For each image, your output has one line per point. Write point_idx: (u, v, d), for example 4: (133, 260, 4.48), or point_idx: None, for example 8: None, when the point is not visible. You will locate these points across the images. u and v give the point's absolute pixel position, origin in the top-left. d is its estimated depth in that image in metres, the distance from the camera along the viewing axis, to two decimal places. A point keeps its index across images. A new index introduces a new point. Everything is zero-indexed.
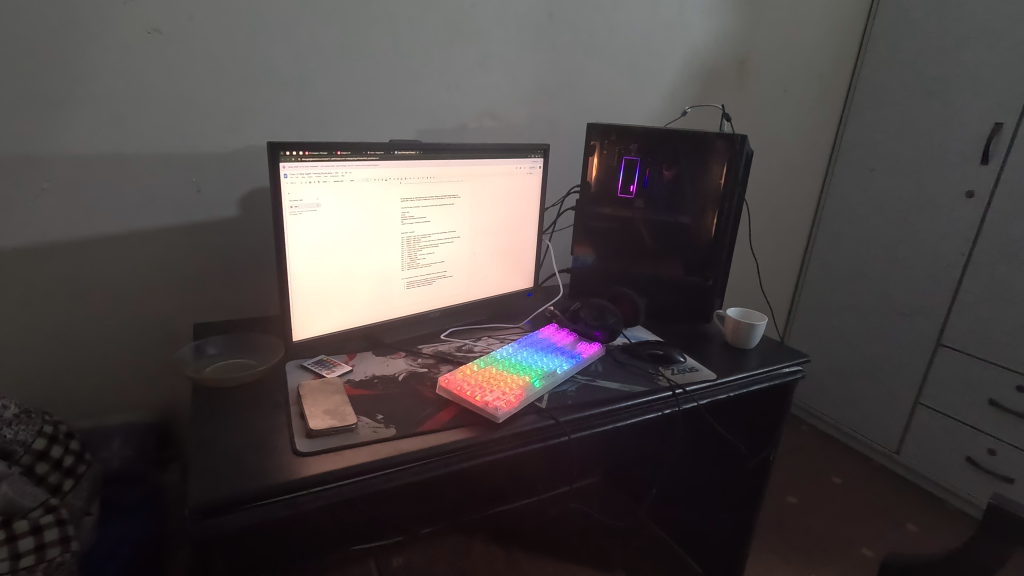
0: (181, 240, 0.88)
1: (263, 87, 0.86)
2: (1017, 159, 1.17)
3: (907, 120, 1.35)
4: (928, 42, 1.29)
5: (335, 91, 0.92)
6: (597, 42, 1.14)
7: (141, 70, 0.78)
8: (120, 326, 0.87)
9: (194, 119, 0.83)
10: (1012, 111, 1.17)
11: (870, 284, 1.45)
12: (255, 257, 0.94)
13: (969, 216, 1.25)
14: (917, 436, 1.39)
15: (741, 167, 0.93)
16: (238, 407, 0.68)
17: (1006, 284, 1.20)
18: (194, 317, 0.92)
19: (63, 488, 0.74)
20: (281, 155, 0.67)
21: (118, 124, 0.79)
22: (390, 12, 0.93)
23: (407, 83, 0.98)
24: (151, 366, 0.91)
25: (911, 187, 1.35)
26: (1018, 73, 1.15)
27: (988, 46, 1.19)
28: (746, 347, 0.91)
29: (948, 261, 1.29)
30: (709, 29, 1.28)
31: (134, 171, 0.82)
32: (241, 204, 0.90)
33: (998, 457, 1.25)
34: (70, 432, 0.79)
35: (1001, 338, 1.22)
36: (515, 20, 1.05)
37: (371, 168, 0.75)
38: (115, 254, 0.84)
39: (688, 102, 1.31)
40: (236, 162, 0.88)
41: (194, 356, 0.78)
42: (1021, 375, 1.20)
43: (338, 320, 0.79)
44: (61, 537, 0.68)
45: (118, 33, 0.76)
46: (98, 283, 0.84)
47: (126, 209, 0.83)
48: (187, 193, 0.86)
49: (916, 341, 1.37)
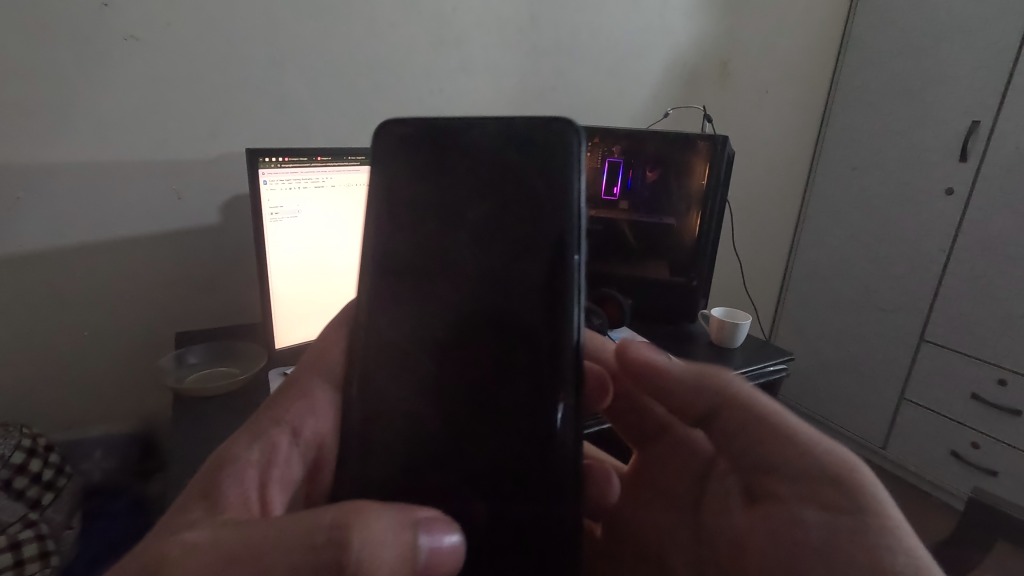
0: (161, 249, 0.87)
1: (243, 92, 0.86)
2: (994, 156, 1.19)
3: (886, 119, 1.36)
4: (907, 42, 1.31)
5: (316, 95, 0.92)
6: (580, 44, 1.14)
7: (118, 76, 0.77)
8: (100, 336, 0.86)
9: (173, 126, 0.82)
10: (988, 109, 1.19)
11: (856, 281, 1.46)
12: (236, 263, 0.93)
13: (949, 213, 1.27)
14: (902, 430, 1.41)
15: (722, 166, 0.93)
16: (219, 416, 0.68)
17: (986, 279, 1.22)
18: (176, 325, 0.91)
19: (42, 501, 0.72)
20: (260, 161, 0.67)
21: (93, 131, 0.78)
22: (369, 16, 0.93)
23: (389, 87, 0.98)
24: (132, 375, 0.90)
25: (892, 184, 1.37)
26: (994, 71, 1.17)
27: (965, 45, 1.21)
28: (731, 346, 0.92)
29: (930, 258, 1.31)
30: (691, 30, 1.28)
31: (111, 178, 0.81)
32: (222, 211, 0.89)
33: (982, 450, 1.26)
34: (49, 445, 0.78)
35: (983, 333, 1.24)
36: (497, 23, 1.05)
37: (352, 174, 0.74)
38: (94, 263, 0.83)
39: (671, 103, 1.32)
40: (217, 168, 0.87)
41: (174, 366, 0.77)
42: (1001, 369, 1.21)
43: (322, 326, 0.79)
44: (41, 553, 0.67)
45: (92, 38, 0.75)
46: (77, 292, 0.83)
47: (104, 217, 0.82)
48: (166, 200, 0.85)
49: (900, 337, 1.38)
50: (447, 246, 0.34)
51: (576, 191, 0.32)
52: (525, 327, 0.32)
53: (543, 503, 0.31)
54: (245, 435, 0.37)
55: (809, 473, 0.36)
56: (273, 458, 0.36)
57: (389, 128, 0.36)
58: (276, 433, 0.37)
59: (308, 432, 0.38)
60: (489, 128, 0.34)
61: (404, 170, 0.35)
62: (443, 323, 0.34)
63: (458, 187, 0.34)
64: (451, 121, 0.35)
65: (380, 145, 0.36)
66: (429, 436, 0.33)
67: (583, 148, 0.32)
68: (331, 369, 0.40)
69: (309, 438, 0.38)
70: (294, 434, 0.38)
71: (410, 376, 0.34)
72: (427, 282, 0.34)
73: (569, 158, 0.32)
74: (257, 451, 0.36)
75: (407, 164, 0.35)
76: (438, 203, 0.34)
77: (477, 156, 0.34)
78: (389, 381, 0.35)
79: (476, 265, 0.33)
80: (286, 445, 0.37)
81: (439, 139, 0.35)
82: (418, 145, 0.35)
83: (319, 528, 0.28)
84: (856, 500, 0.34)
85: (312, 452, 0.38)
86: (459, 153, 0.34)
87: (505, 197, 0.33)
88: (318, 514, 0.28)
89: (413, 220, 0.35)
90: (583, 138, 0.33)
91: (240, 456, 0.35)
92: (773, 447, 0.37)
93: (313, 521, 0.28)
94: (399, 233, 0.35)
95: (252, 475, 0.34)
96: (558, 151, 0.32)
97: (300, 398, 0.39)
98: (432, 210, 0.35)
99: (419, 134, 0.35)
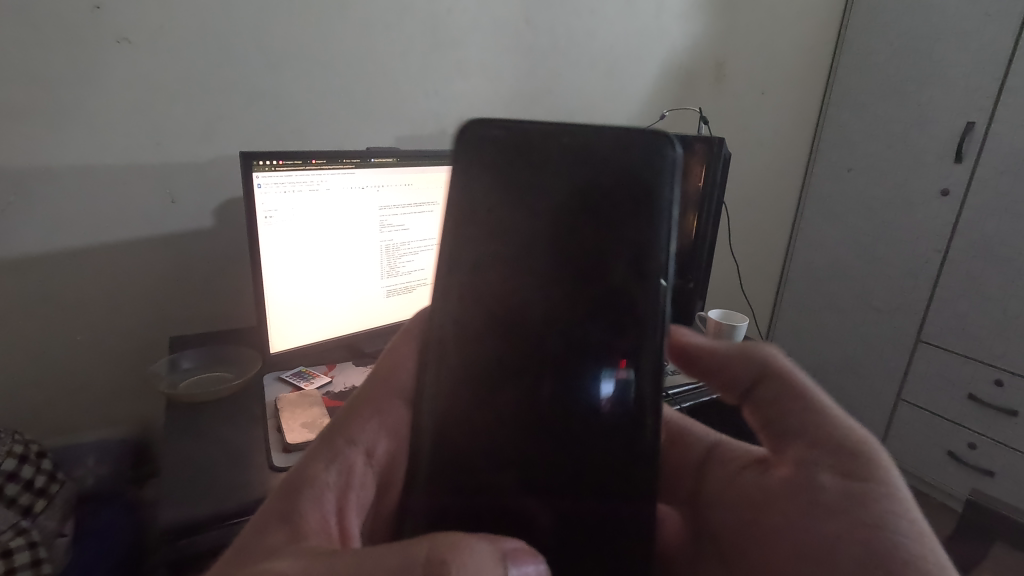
0: (155, 253, 0.86)
1: (237, 95, 0.85)
2: (989, 157, 1.19)
3: (882, 121, 1.37)
4: (902, 43, 1.31)
5: (310, 98, 0.91)
6: (576, 46, 1.14)
7: (111, 79, 0.77)
8: (94, 341, 0.85)
9: (166, 129, 0.82)
10: (983, 110, 1.19)
11: (853, 282, 1.47)
12: (231, 267, 0.92)
13: (944, 214, 1.27)
14: (899, 431, 1.41)
15: (719, 169, 0.93)
16: (214, 421, 0.67)
17: (981, 280, 1.22)
18: (169, 330, 0.90)
19: (35, 508, 0.71)
20: (254, 165, 0.66)
21: (86, 135, 0.77)
22: (364, 18, 0.92)
23: (383, 89, 0.98)
24: (125, 381, 0.89)
25: (887, 186, 1.37)
26: (988, 72, 1.17)
27: (959, 46, 1.21)
28: None
29: (926, 259, 1.31)
30: (687, 32, 1.28)
31: (104, 182, 0.80)
32: (216, 214, 0.89)
33: (979, 451, 1.26)
34: (42, 452, 0.77)
35: (979, 333, 1.24)
36: (492, 25, 1.04)
37: (348, 176, 0.74)
38: (87, 268, 0.82)
39: (667, 105, 1.32)
40: (210, 172, 0.87)
41: (168, 371, 0.76)
42: (997, 369, 1.21)
43: (316, 330, 0.78)
44: (32, 560, 0.66)
45: (85, 40, 0.74)
46: (71, 297, 0.82)
47: (96, 222, 0.81)
48: (160, 203, 0.84)
49: (897, 338, 1.39)
50: (539, 246, 0.35)
51: (672, 203, 0.34)
52: (613, 331, 0.34)
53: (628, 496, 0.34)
54: (319, 456, 0.35)
55: (828, 449, 0.35)
56: (348, 482, 0.35)
57: (479, 126, 0.35)
58: (351, 455, 0.36)
59: (381, 452, 0.37)
60: (588, 136, 0.34)
61: (496, 168, 0.35)
62: (529, 332, 0.35)
63: (553, 189, 0.35)
64: (550, 128, 0.35)
65: (468, 143, 0.35)
66: (514, 448, 0.34)
67: (680, 162, 0.34)
68: (404, 386, 0.38)
69: (382, 458, 0.37)
70: (368, 455, 0.37)
71: (495, 387, 0.35)
72: (511, 295, 0.35)
73: (667, 171, 0.34)
74: (332, 474, 0.35)
75: (500, 162, 0.35)
76: (528, 204, 0.35)
77: (575, 162, 0.35)
78: (475, 393, 0.35)
79: (569, 268, 0.34)
80: (360, 467, 0.36)
81: (536, 143, 0.35)
82: (514, 147, 0.35)
83: (417, 561, 0.27)
84: (878, 475, 0.34)
85: (385, 471, 0.37)
86: (554, 156, 0.35)
87: (603, 203, 0.34)
88: (414, 547, 0.28)
89: (502, 222, 0.35)
90: (680, 152, 0.34)
91: (314, 481, 0.34)
92: (801, 418, 0.36)
93: (410, 552, 0.28)
94: (488, 239, 0.35)
95: (328, 501, 0.34)
96: (656, 162, 0.34)
97: (372, 418, 0.37)
98: (521, 214, 0.35)
99: (513, 137, 0.35)
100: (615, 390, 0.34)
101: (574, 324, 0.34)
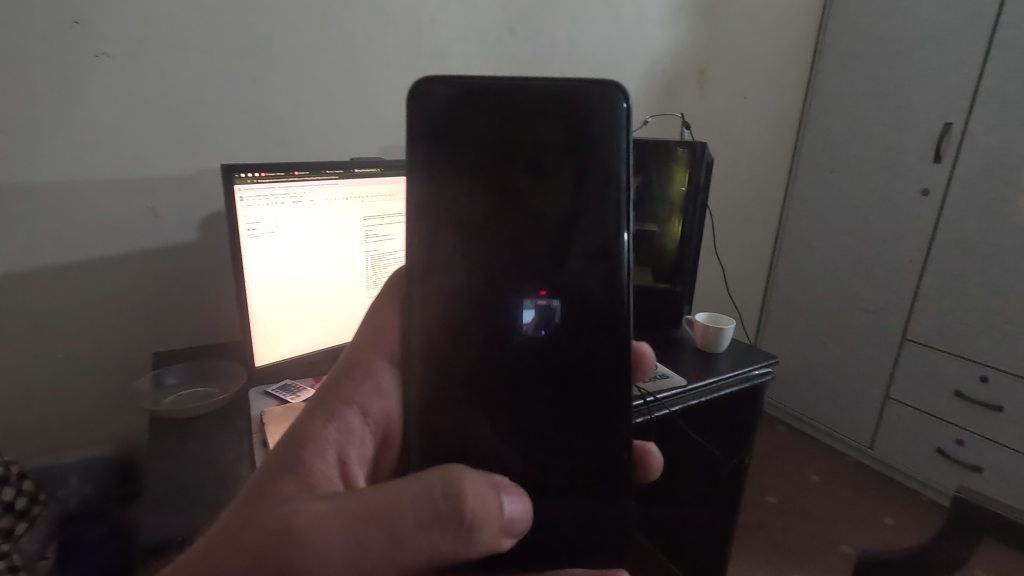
0: (137, 268, 0.85)
1: (219, 108, 0.85)
2: (967, 157, 1.21)
3: (862, 123, 1.40)
4: (879, 48, 1.34)
5: (293, 110, 0.91)
6: (559, 55, 1.15)
7: (88, 93, 0.76)
8: (74, 359, 0.84)
9: (148, 144, 0.81)
10: (959, 111, 1.21)
11: (838, 282, 1.48)
12: (214, 282, 0.91)
13: (926, 214, 1.29)
14: (888, 428, 1.42)
15: (701, 174, 0.93)
16: (197, 436, 0.67)
17: (963, 277, 1.24)
18: (151, 346, 0.89)
19: (16, 532, 0.70)
20: (236, 177, 0.66)
21: (64, 151, 0.76)
22: (344, 31, 0.92)
23: (365, 100, 0.98)
24: (107, 399, 0.87)
25: (870, 186, 1.39)
26: (965, 73, 1.20)
27: (934, 50, 1.24)
28: (716, 350, 0.92)
29: (908, 258, 1.33)
30: (670, 38, 1.29)
31: (82, 199, 0.79)
32: (200, 227, 0.88)
33: (967, 448, 1.27)
34: (23, 473, 0.75)
35: (962, 331, 1.25)
36: (475, 36, 1.05)
37: (331, 188, 0.74)
38: (66, 285, 0.81)
39: (650, 111, 1.33)
40: (193, 186, 0.86)
41: (151, 387, 0.75)
42: (982, 366, 1.23)
43: (305, 340, 0.78)
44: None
45: (64, 56, 0.74)
46: (50, 314, 0.81)
47: (73, 239, 0.80)
48: (143, 218, 0.84)
49: (883, 337, 1.40)
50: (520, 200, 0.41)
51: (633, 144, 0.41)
52: (594, 298, 0.42)
53: (594, 439, 0.42)
54: (317, 417, 0.38)
55: None
56: (347, 437, 0.38)
57: (431, 80, 0.40)
58: (349, 414, 0.39)
59: (376, 411, 0.41)
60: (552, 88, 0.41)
61: (472, 111, 0.41)
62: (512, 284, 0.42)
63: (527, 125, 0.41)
64: (498, 77, 0.41)
65: (418, 103, 0.40)
66: (514, 397, 0.41)
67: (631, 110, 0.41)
68: (391, 348, 0.43)
69: (378, 414, 0.41)
70: (363, 415, 0.40)
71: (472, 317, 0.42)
72: (499, 263, 0.41)
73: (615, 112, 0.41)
74: (332, 431, 0.37)
75: (453, 121, 0.40)
76: (495, 153, 0.41)
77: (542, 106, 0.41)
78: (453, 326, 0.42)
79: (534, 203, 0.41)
80: (356, 422, 0.39)
81: (488, 98, 0.41)
82: (468, 94, 0.41)
83: (434, 484, 0.33)
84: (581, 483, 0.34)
85: (380, 429, 0.41)
86: (520, 103, 0.41)
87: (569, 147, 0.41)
88: (428, 475, 0.33)
89: (474, 203, 0.41)
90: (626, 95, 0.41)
91: (317, 438, 0.36)
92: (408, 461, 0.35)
93: (427, 478, 0.33)
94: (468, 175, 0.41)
95: (330, 453, 0.36)
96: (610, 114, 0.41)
97: (366, 377, 0.42)
98: (490, 191, 0.41)
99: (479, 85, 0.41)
100: (534, 316, 0.42)
101: (567, 302, 0.42)
